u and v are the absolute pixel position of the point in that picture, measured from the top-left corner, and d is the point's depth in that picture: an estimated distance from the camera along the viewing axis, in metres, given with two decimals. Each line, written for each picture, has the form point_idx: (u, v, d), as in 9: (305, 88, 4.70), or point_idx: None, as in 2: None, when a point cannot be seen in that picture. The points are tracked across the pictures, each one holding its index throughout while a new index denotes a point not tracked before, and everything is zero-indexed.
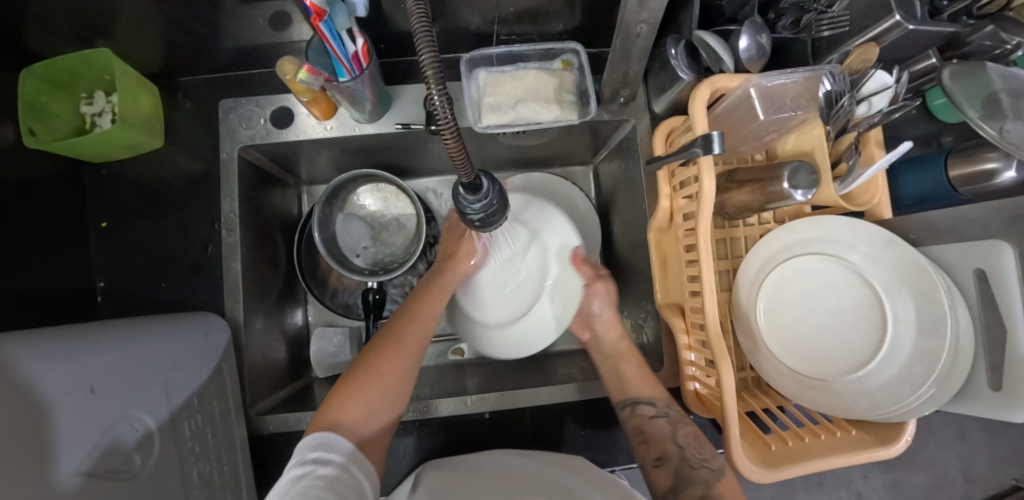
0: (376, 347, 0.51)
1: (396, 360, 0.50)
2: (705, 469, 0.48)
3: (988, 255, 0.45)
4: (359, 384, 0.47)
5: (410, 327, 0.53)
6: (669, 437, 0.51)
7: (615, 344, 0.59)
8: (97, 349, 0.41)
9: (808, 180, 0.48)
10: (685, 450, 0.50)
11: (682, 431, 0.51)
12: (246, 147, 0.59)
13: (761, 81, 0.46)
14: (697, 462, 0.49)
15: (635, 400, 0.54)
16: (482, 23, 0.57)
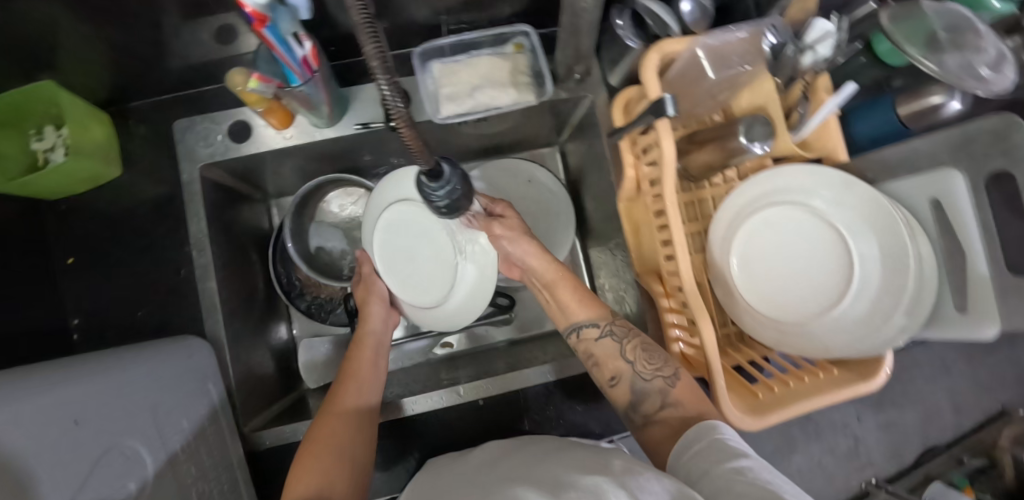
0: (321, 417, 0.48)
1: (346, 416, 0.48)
2: (660, 379, 0.47)
3: (939, 185, 0.46)
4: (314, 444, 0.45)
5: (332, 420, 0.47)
6: (619, 356, 0.50)
7: (545, 272, 0.55)
8: (87, 378, 0.40)
9: (764, 131, 0.50)
10: (635, 365, 0.49)
11: (630, 345, 0.50)
12: (207, 165, 0.58)
13: (706, 40, 0.47)
14: (651, 373, 0.48)
15: (579, 325, 0.53)
16: (429, 15, 0.57)
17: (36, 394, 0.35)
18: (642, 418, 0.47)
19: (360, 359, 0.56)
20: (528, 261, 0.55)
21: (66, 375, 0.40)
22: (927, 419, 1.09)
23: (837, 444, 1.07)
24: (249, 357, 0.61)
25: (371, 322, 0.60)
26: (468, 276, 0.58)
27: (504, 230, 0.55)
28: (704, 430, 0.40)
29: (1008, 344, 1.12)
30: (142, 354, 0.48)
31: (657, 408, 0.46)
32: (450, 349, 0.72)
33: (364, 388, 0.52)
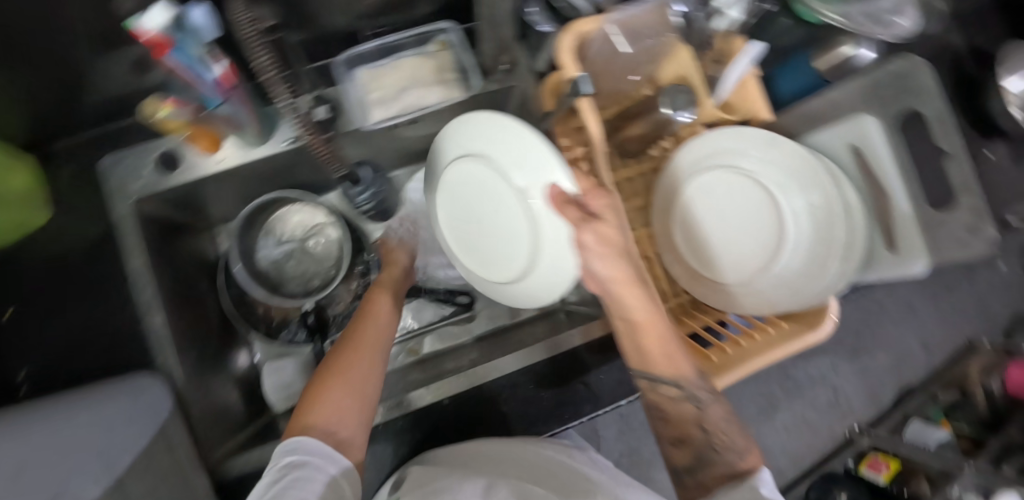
0: (342, 347, 0.52)
1: (367, 355, 0.52)
2: (732, 452, 0.45)
3: (854, 132, 0.48)
4: (336, 374, 0.49)
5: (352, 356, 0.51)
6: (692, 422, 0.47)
7: (637, 310, 0.43)
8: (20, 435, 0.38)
9: (687, 101, 0.52)
10: (709, 434, 0.46)
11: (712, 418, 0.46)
12: (139, 199, 0.56)
13: (614, 17, 0.47)
14: (721, 445, 0.46)
15: (656, 378, 0.46)
16: (348, 23, 0.57)
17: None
18: (694, 483, 0.46)
19: (380, 300, 0.59)
20: (618, 294, 0.44)
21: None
22: (896, 360, 1.15)
23: (818, 398, 1.13)
24: (208, 388, 0.60)
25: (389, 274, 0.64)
26: (555, 264, 0.51)
27: (594, 240, 0.42)
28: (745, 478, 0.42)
29: (965, 279, 1.17)
30: (83, 409, 0.46)
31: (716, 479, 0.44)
32: (418, 354, 0.71)
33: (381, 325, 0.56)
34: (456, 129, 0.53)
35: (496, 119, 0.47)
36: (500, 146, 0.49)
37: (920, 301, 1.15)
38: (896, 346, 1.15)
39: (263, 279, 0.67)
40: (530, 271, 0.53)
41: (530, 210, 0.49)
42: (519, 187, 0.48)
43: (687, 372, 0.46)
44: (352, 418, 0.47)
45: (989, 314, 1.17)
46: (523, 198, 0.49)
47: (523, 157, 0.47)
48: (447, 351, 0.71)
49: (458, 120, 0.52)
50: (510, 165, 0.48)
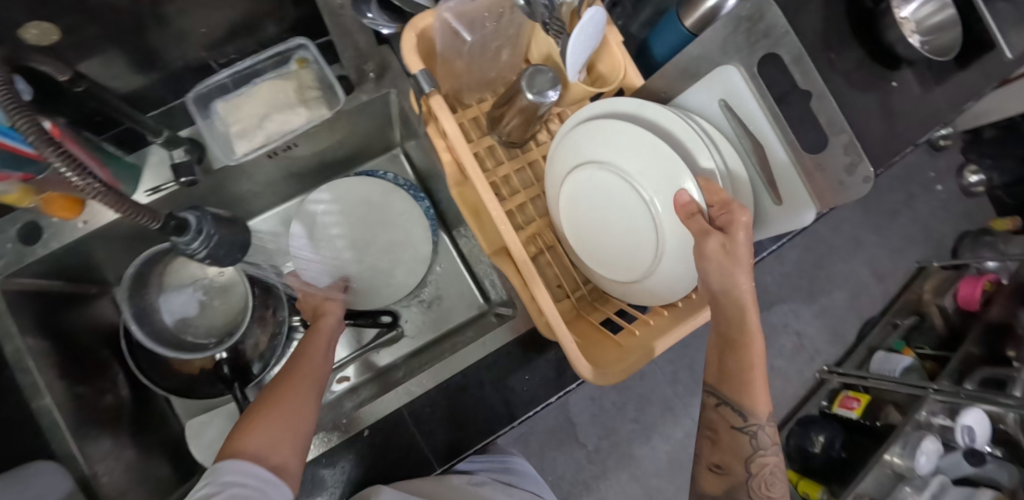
0: (277, 385, 0.50)
1: (301, 392, 0.49)
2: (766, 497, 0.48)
3: (724, 84, 0.47)
4: (268, 409, 0.46)
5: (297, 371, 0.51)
6: (737, 458, 0.49)
7: (733, 302, 0.42)
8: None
9: (548, 80, 0.48)
10: (750, 478, 0.49)
11: (754, 461, 0.48)
12: (5, 277, 0.53)
13: (447, 5, 0.44)
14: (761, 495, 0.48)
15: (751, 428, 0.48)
16: (191, 54, 0.54)
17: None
18: (702, 466, 0.52)
19: (315, 342, 0.56)
20: (728, 297, 0.42)
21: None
22: (852, 295, 1.15)
23: (783, 345, 1.12)
24: (121, 458, 0.57)
25: (327, 317, 0.60)
26: (678, 260, 0.46)
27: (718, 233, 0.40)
28: None
29: (903, 206, 1.19)
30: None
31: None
32: (348, 382, 0.68)
33: (317, 370, 0.53)
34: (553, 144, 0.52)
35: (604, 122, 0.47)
36: (630, 151, 0.45)
37: (864, 235, 1.17)
38: (850, 283, 1.15)
39: (166, 336, 0.63)
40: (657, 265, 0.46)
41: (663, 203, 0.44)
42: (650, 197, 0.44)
43: (760, 408, 0.47)
44: (287, 447, 0.45)
45: (932, 235, 1.20)
46: (652, 213, 0.45)
47: (657, 167, 0.43)
48: (376, 377, 0.68)
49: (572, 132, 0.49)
50: (642, 155, 0.44)
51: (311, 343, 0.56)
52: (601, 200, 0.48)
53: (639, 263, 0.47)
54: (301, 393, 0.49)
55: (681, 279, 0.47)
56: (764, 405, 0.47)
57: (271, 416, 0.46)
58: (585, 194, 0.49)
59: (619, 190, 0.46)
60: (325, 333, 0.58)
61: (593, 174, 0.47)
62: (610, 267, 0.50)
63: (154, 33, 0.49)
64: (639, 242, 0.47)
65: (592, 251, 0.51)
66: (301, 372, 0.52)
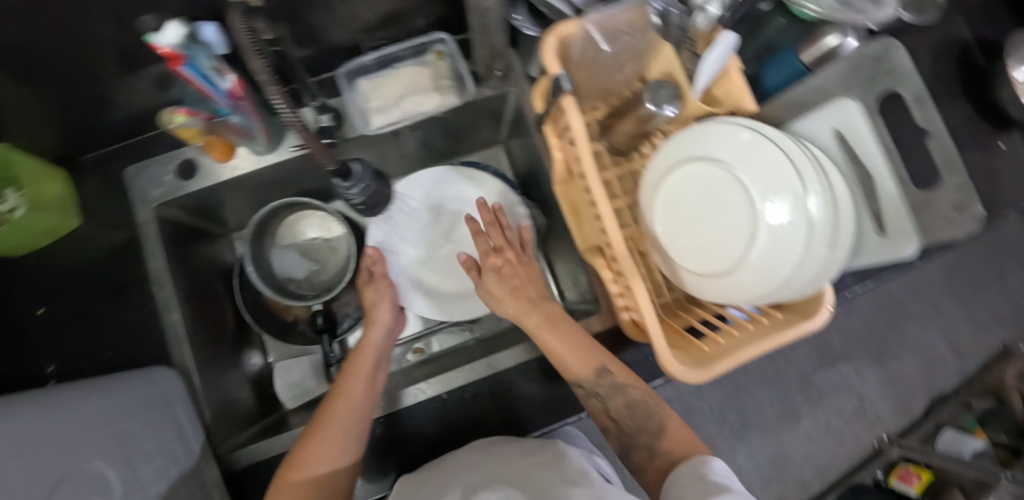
0: (308, 436, 0.51)
1: (328, 440, 0.50)
2: (646, 434, 0.52)
3: (842, 115, 0.48)
4: (295, 470, 0.49)
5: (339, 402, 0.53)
6: (605, 413, 0.55)
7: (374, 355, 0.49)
8: (45, 410, 0.42)
9: (669, 95, 0.52)
10: (620, 423, 0.54)
11: (614, 405, 0.54)
12: (160, 205, 0.61)
13: (592, 17, 0.49)
14: (636, 431, 0.53)
15: None
16: (349, 36, 0.61)
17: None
18: None
19: (360, 364, 0.57)
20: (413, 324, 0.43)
21: (21, 405, 0.42)
22: (924, 365, 1.09)
23: (842, 406, 1.06)
24: (219, 381, 0.63)
25: (375, 331, 0.61)
26: (776, 260, 0.49)
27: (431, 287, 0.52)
28: (695, 466, 0.45)
29: (993, 279, 1.12)
30: (95, 390, 0.49)
31: (647, 457, 0.51)
32: (423, 353, 0.73)
33: (355, 406, 0.53)
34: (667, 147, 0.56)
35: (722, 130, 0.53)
36: (746, 158, 0.51)
37: (946, 303, 1.10)
38: (924, 351, 1.09)
39: (272, 281, 0.70)
40: (756, 263, 0.50)
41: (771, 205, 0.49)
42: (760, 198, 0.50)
43: None
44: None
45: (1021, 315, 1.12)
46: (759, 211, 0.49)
47: (772, 172, 0.49)
48: (448, 354, 0.71)
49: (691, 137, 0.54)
50: (753, 161, 0.51)
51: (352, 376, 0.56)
52: (705, 198, 0.53)
53: (731, 256, 0.51)
54: (328, 437, 0.51)
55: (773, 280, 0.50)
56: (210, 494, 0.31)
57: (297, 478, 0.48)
58: (693, 192, 0.54)
59: (724, 186, 0.52)
60: (366, 353, 0.59)
61: (700, 171, 0.53)
62: (704, 266, 0.53)
63: (324, 14, 0.55)
64: (735, 237, 0.51)
65: (681, 247, 0.54)
66: (334, 412, 0.52)
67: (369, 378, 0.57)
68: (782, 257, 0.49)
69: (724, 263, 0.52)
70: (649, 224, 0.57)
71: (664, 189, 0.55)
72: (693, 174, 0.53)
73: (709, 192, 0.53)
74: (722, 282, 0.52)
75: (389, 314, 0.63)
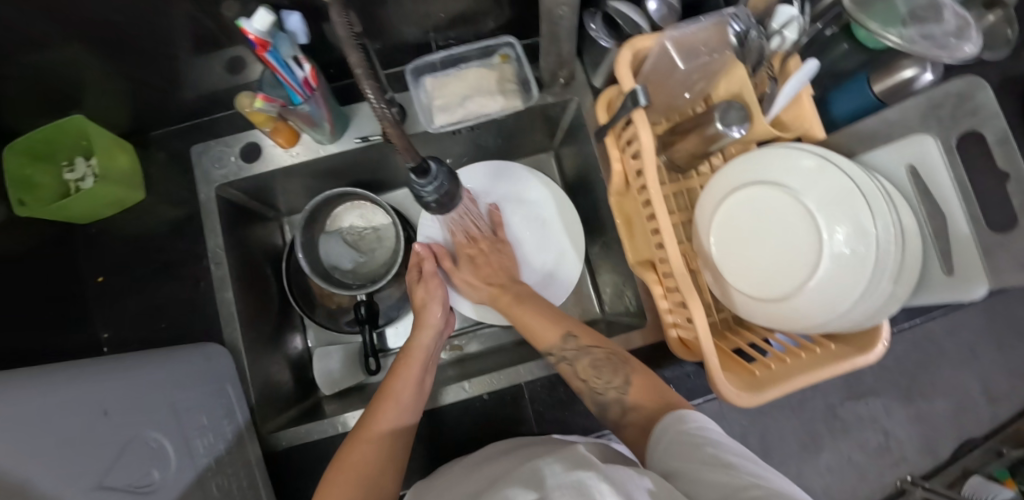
0: (355, 437, 0.51)
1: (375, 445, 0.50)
2: (612, 390, 0.52)
3: (919, 149, 0.47)
4: (345, 471, 0.48)
5: (386, 404, 0.53)
6: (575, 377, 0.55)
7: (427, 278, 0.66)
8: (117, 370, 0.43)
9: (739, 117, 0.51)
10: (592, 383, 0.54)
11: (581, 367, 0.55)
12: (222, 185, 0.63)
13: (673, 33, 0.49)
14: (603, 387, 0.53)
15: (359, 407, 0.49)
16: (418, 33, 0.61)
17: (71, 382, 0.38)
18: None
19: (410, 367, 0.57)
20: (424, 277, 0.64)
21: (98, 364, 0.43)
22: (954, 409, 1.02)
23: (865, 441, 1.00)
24: (264, 361, 0.65)
25: (423, 333, 0.61)
26: (838, 289, 0.49)
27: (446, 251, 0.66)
28: (675, 424, 0.45)
29: None
30: (152, 355, 0.50)
31: (620, 413, 0.51)
32: (459, 352, 0.75)
33: (402, 411, 0.54)
34: (728, 169, 0.56)
35: (789, 156, 0.53)
36: (814, 187, 0.51)
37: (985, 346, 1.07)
38: (956, 393, 1.02)
39: (319, 268, 0.71)
40: (817, 290, 0.49)
41: (834, 233, 0.49)
42: (824, 226, 0.50)
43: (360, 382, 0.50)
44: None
45: None
46: (822, 239, 0.50)
47: (837, 201, 0.50)
48: (486, 355, 0.73)
49: (757, 159, 0.54)
50: (818, 190, 0.51)
51: (402, 378, 0.56)
52: (765, 221, 0.53)
53: (789, 282, 0.51)
54: (372, 437, 0.51)
55: (834, 307, 0.49)
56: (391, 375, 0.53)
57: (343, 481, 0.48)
58: (753, 214, 0.53)
59: (788, 211, 0.52)
60: (416, 356, 0.59)
61: (763, 195, 0.53)
62: (758, 289, 0.52)
63: (395, 10, 0.55)
64: (795, 263, 0.51)
65: (736, 270, 0.53)
66: (381, 418, 0.52)
67: (417, 382, 0.57)
68: (846, 287, 0.48)
69: (781, 290, 0.51)
70: (704, 244, 0.57)
71: (722, 209, 0.55)
72: (756, 197, 0.53)
73: (771, 216, 0.53)
74: (777, 307, 0.51)
75: (439, 315, 0.63)
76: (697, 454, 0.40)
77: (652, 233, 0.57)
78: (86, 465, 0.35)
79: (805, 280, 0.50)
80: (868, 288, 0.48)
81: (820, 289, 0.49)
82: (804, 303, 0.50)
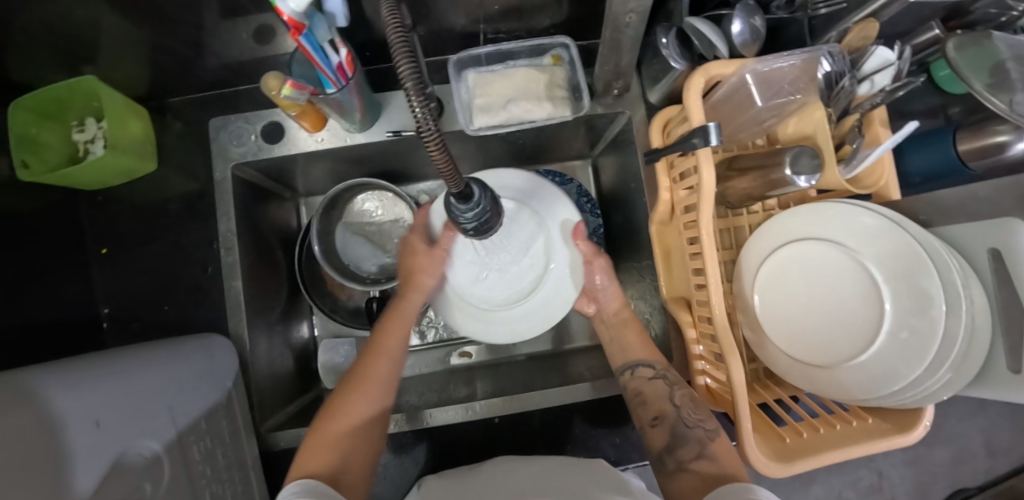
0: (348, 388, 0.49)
1: (371, 390, 0.49)
2: (701, 429, 0.47)
3: (1002, 235, 0.42)
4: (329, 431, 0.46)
5: (377, 362, 0.51)
6: (665, 397, 0.50)
7: (618, 313, 0.59)
8: (86, 384, 0.39)
9: (810, 165, 0.47)
10: (681, 410, 0.49)
11: (678, 393, 0.50)
12: (238, 164, 0.59)
13: (757, 66, 0.45)
14: (693, 421, 0.48)
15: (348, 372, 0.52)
16: (467, 23, 0.56)
17: (33, 407, 0.34)
18: None
19: (397, 321, 0.56)
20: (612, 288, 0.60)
21: (72, 376, 0.39)
22: (955, 458, 0.93)
23: (859, 479, 0.94)
24: (268, 352, 0.62)
25: (416, 293, 0.58)
26: (897, 351, 0.46)
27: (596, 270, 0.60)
28: (737, 492, 0.38)
29: None
30: (138, 356, 0.47)
31: (693, 457, 0.45)
32: (469, 358, 0.72)
33: (390, 363, 0.52)
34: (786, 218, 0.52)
35: (857, 212, 0.49)
36: (878, 248, 0.48)
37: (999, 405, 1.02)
38: (957, 443, 0.93)
39: (334, 259, 0.67)
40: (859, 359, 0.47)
41: (896, 298, 0.46)
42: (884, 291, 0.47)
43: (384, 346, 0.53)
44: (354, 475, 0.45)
45: None
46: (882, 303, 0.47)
47: (904, 268, 0.46)
48: (498, 366, 0.71)
49: (821, 208, 0.50)
50: (880, 253, 0.48)
51: (386, 337, 0.54)
52: (821, 269, 0.50)
53: (838, 346, 0.49)
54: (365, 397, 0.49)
55: (887, 378, 0.46)
56: (392, 341, 0.53)
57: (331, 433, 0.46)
58: (815, 260, 0.50)
59: (845, 268, 0.49)
60: (403, 315, 0.56)
61: (816, 249, 0.50)
62: (798, 343, 0.50)
63: None
64: (851, 326, 0.49)
65: (776, 320, 0.51)
66: (376, 367, 0.51)
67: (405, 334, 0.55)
68: (895, 363, 0.46)
69: (826, 354, 0.49)
70: (744, 291, 0.54)
71: (773, 257, 0.51)
72: (815, 248, 0.50)
73: (821, 267, 0.50)
74: (817, 371, 0.48)
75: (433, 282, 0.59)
76: None
77: (693, 273, 0.53)
78: (70, 488, 0.33)
79: (854, 350, 0.48)
80: (924, 370, 0.44)
81: (863, 362, 0.47)
82: (845, 374, 0.48)
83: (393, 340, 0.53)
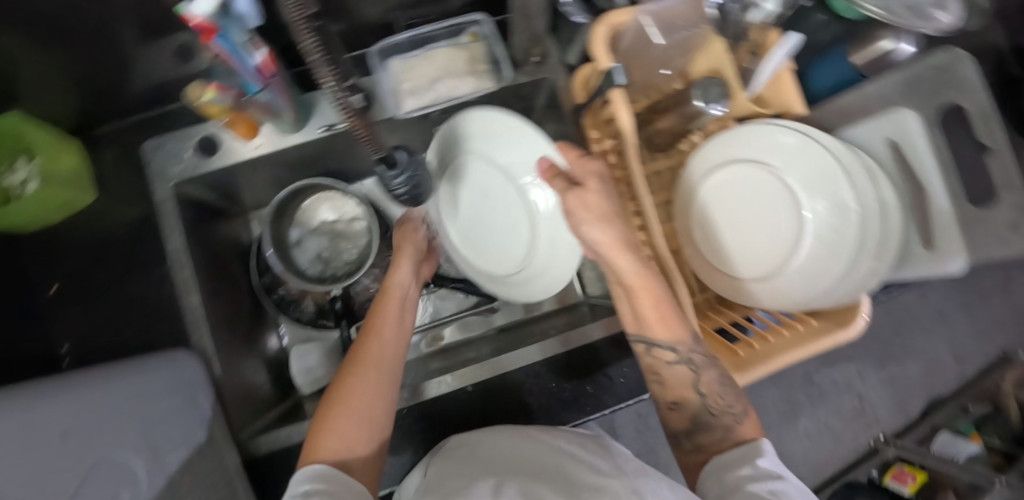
0: (345, 376, 0.50)
1: (367, 375, 0.49)
2: (730, 416, 0.47)
3: (896, 126, 0.46)
4: (336, 411, 0.47)
5: (369, 343, 0.52)
6: (690, 386, 0.47)
7: (630, 273, 0.45)
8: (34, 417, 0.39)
9: (718, 93, 0.51)
10: (705, 399, 0.47)
11: (705, 381, 0.47)
12: (178, 182, 0.58)
13: (650, 7, 0.48)
14: (720, 409, 0.47)
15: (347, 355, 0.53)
16: (382, 13, 0.58)
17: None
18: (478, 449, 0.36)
19: (387, 305, 0.57)
20: (611, 258, 0.45)
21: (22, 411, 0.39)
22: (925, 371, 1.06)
23: (842, 406, 1.04)
24: (238, 362, 0.62)
25: (400, 269, 0.61)
26: (817, 255, 0.50)
27: (579, 207, 0.46)
28: (748, 455, 0.44)
29: (998, 289, 1.09)
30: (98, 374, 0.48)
31: (717, 440, 0.47)
32: (441, 342, 0.73)
33: (388, 343, 0.53)
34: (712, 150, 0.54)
35: (772, 132, 0.51)
36: (792, 163, 0.51)
37: (955, 312, 1.08)
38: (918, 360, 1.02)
39: (290, 264, 0.69)
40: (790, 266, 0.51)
41: (815, 207, 0.50)
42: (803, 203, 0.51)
43: (377, 324, 0.54)
44: (362, 447, 0.47)
45: None
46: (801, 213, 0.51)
47: (816, 177, 0.50)
48: (472, 343, 0.72)
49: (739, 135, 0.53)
50: (795, 169, 0.51)
51: (377, 322, 0.55)
52: (750, 191, 0.53)
53: (768, 262, 0.52)
54: (365, 379, 0.49)
55: (816, 277, 0.50)
56: (385, 326, 0.54)
57: (335, 417, 0.47)
58: (742, 184, 0.53)
59: (767, 187, 0.53)
60: (392, 298, 0.58)
61: (748, 171, 0.53)
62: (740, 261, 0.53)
63: None
64: (781, 239, 0.52)
65: (715, 246, 0.54)
66: (370, 349, 0.52)
67: (397, 317, 0.56)
68: (823, 262, 0.50)
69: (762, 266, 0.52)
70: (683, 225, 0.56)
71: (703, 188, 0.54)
72: (739, 173, 0.53)
73: (749, 190, 0.53)
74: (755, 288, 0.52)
75: (408, 271, 0.61)
76: (758, 488, 0.40)
77: (632, 214, 0.56)
78: None
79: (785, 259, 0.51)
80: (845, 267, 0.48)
81: (795, 269, 0.51)
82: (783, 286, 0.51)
83: (385, 313, 0.56)
